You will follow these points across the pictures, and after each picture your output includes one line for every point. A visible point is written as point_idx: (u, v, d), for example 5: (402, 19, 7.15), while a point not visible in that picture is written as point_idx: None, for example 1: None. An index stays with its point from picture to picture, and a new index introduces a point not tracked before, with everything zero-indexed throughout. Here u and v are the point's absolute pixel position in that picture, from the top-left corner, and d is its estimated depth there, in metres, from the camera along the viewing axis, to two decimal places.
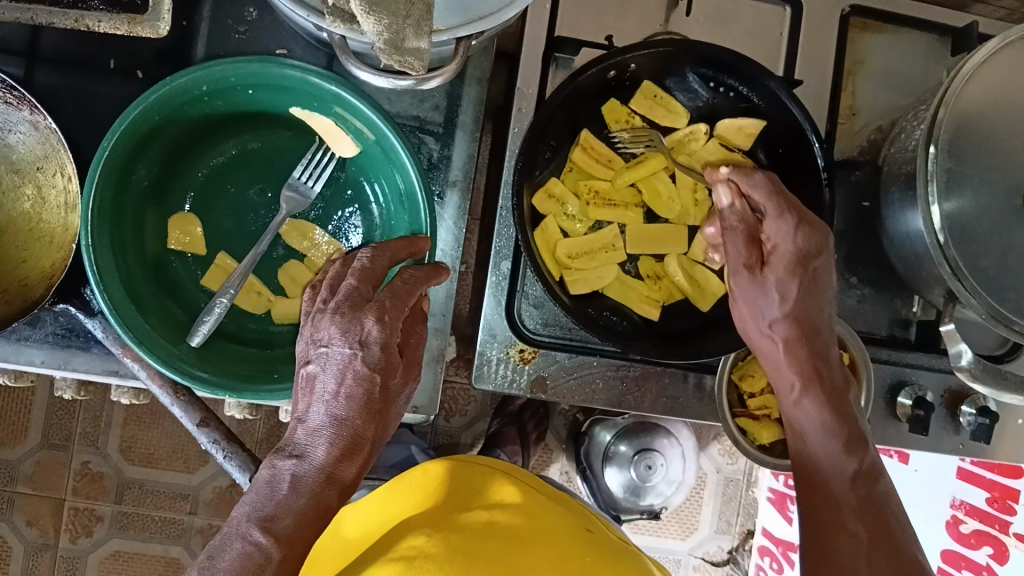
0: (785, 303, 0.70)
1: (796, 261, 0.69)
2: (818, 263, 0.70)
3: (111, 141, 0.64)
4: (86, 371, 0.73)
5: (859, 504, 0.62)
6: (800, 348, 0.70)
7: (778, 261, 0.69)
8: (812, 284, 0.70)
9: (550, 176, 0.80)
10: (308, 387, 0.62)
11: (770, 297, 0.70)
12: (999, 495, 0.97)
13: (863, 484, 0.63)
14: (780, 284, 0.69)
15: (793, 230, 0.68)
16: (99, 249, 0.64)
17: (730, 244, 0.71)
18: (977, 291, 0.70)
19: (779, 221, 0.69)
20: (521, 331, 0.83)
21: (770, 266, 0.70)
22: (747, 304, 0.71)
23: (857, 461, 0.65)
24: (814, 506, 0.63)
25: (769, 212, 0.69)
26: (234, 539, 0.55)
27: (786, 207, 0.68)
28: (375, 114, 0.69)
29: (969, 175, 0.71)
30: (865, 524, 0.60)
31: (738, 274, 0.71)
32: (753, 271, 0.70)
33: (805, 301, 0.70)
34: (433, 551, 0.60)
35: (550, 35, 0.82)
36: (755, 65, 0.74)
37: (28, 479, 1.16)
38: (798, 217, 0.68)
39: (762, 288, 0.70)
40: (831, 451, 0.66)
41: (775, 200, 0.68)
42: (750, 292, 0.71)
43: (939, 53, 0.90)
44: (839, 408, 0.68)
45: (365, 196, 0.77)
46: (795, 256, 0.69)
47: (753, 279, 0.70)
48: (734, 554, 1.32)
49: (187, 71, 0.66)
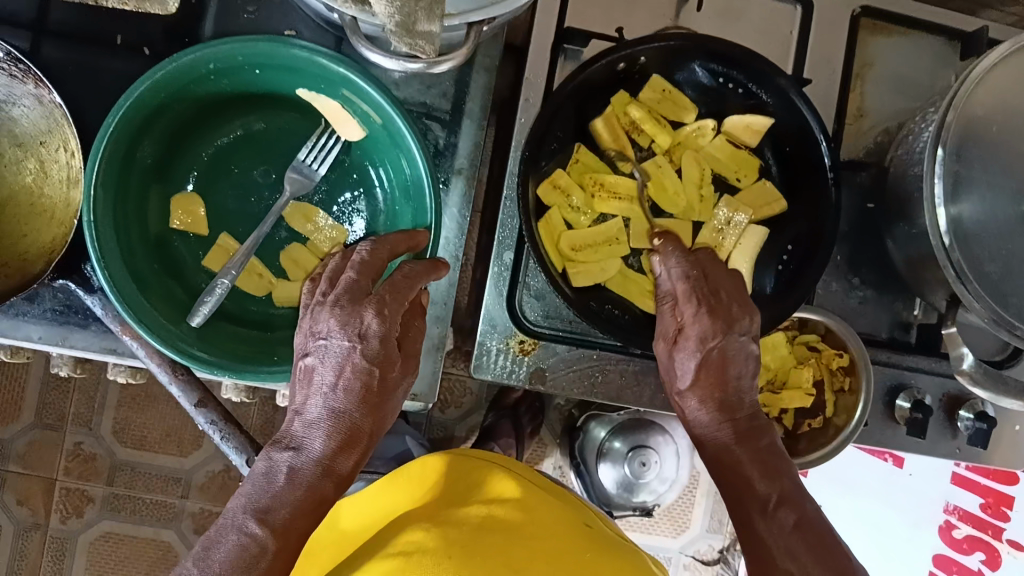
0: (694, 383, 0.65)
1: (699, 344, 0.65)
2: (726, 344, 0.65)
3: (116, 118, 0.64)
4: (84, 349, 0.73)
5: (791, 536, 0.57)
6: (709, 416, 0.65)
7: (684, 341, 0.66)
8: (720, 366, 0.65)
9: (556, 167, 0.80)
10: (305, 380, 0.62)
11: (680, 370, 0.67)
12: (993, 502, 0.99)
13: (789, 510, 0.59)
14: (686, 364, 0.66)
15: (697, 314, 0.66)
16: (101, 225, 0.64)
17: (662, 311, 0.70)
18: (981, 295, 0.70)
19: (685, 306, 0.66)
20: (522, 322, 0.82)
21: (681, 346, 0.66)
22: (665, 369, 0.69)
23: (776, 488, 0.60)
24: (754, 555, 0.58)
25: (680, 293, 0.67)
26: (230, 532, 0.54)
27: (693, 293, 0.66)
28: (382, 98, 0.68)
29: (976, 180, 0.71)
30: (798, 558, 0.56)
31: (662, 345, 0.69)
32: (675, 344, 0.67)
33: (714, 378, 0.65)
34: (431, 546, 0.60)
35: (559, 26, 0.82)
36: (765, 62, 0.74)
37: (19, 458, 1.15)
38: (705, 303, 0.66)
39: (685, 365, 0.66)
40: (754, 484, 0.60)
41: (685, 284, 0.67)
42: (667, 361, 0.69)
43: (949, 58, 0.90)
44: (757, 452, 0.62)
45: (370, 179, 0.77)
46: (699, 338, 0.65)
47: (666, 349, 0.69)
48: (724, 554, 1.32)
49: (194, 48, 0.65)
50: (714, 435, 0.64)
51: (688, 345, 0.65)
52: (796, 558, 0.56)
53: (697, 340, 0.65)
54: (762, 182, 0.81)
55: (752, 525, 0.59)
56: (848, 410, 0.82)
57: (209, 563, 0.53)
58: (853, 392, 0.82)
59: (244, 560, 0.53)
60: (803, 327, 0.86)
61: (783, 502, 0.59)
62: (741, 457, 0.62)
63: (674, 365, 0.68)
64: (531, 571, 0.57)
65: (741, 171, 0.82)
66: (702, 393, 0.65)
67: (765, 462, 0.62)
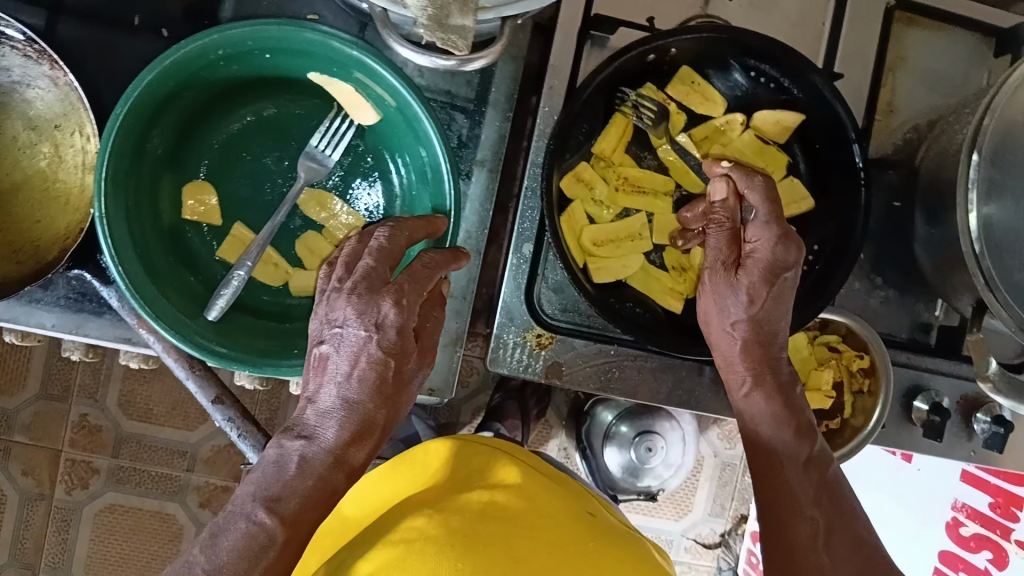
0: (748, 305, 0.67)
1: (767, 269, 0.66)
2: (787, 276, 0.67)
3: (125, 109, 0.62)
4: (98, 337, 0.72)
5: (804, 467, 0.64)
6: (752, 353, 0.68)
7: (753, 266, 0.67)
8: (781, 295, 0.67)
9: (580, 160, 0.78)
10: (319, 367, 0.61)
11: (736, 298, 0.67)
12: (1002, 501, 0.97)
13: (806, 442, 0.65)
14: (752, 289, 0.67)
15: (773, 240, 0.66)
16: (115, 219, 0.62)
17: (709, 236, 0.70)
18: (1009, 304, 0.69)
19: (763, 229, 0.66)
20: (540, 315, 0.81)
21: (743, 270, 0.67)
22: (716, 301, 0.69)
23: (795, 422, 0.66)
24: (775, 500, 0.62)
25: (757, 216, 0.66)
26: (238, 519, 0.53)
27: (775, 216, 0.65)
28: (398, 82, 0.66)
29: (1010, 186, 0.69)
30: (822, 511, 0.61)
31: (716, 269, 0.69)
32: (729, 269, 0.69)
33: (771, 309, 0.68)
34: (432, 534, 0.59)
35: (588, 13, 0.80)
36: (800, 58, 0.72)
37: (25, 429, 1.15)
38: (782, 230, 0.66)
39: (734, 289, 0.68)
40: (773, 419, 0.66)
41: (770, 203, 0.66)
42: (722, 289, 0.69)
43: (984, 55, 0.87)
44: (781, 386, 0.68)
45: (386, 166, 0.76)
46: (768, 265, 0.66)
47: (726, 279, 0.68)
48: (726, 538, 1.32)
49: (204, 34, 0.63)
50: (738, 371, 0.69)
51: (749, 266, 0.67)
52: (807, 485, 0.62)
53: (761, 259, 0.66)
54: (791, 179, 0.80)
55: (775, 452, 0.65)
56: (866, 411, 0.81)
57: (217, 551, 0.52)
58: (870, 395, 0.81)
59: (252, 551, 0.52)
60: (824, 329, 0.85)
61: (812, 461, 0.64)
62: (764, 379, 0.68)
63: (722, 287, 0.69)
64: (533, 563, 0.57)
65: (768, 167, 0.80)
66: (758, 314, 0.67)
67: (780, 398, 0.67)
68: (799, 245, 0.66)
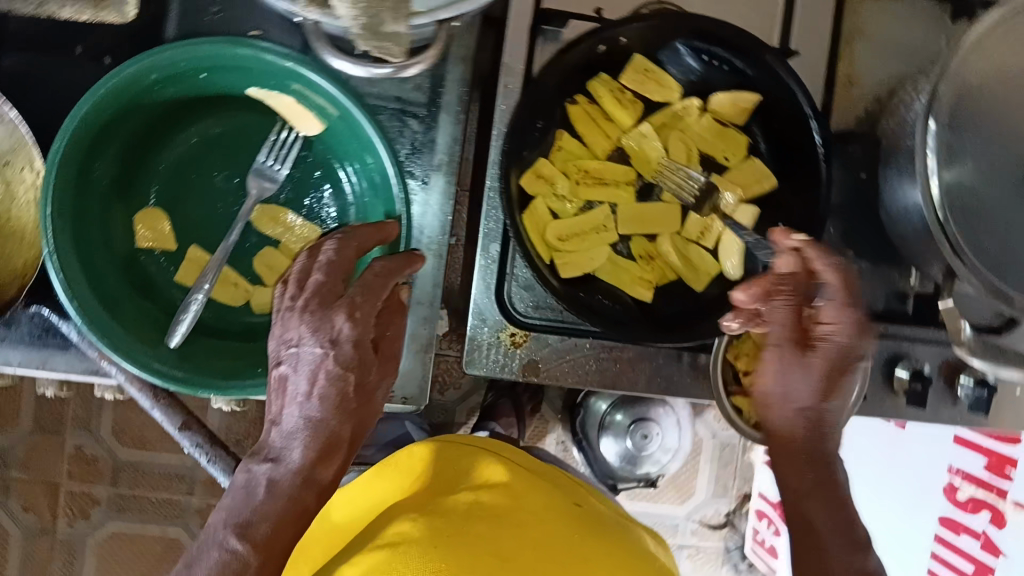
0: (814, 388, 0.65)
1: (843, 349, 0.64)
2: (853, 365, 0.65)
3: (63, 143, 0.62)
4: (66, 371, 0.72)
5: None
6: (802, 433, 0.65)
7: (826, 346, 0.64)
8: (836, 379, 0.65)
9: (538, 156, 0.78)
10: (280, 390, 0.60)
11: (800, 380, 0.65)
12: (995, 462, 0.96)
13: (856, 552, 0.59)
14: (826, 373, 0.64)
15: (844, 318, 0.63)
16: (64, 253, 0.62)
17: (776, 309, 0.65)
18: (977, 269, 0.68)
19: (841, 312, 0.62)
20: (511, 313, 0.82)
21: (814, 350, 0.64)
22: (778, 375, 0.66)
23: (844, 522, 0.61)
24: None
25: (833, 294, 0.62)
26: (210, 548, 0.53)
27: (852, 299, 0.62)
28: (336, 89, 0.66)
29: (967, 149, 0.70)
30: None
31: (783, 346, 0.65)
32: (798, 347, 0.65)
33: (829, 390, 0.65)
34: (417, 535, 0.58)
35: (536, 7, 0.80)
36: (748, 37, 0.72)
37: (22, 464, 1.15)
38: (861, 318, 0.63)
39: (803, 369, 0.65)
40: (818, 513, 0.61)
41: (843, 285, 0.62)
42: (788, 368, 0.66)
43: (941, 19, 0.87)
44: (827, 483, 0.63)
45: (336, 175, 0.75)
46: (842, 347, 0.64)
47: (797, 359, 0.65)
48: (730, 517, 1.32)
49: (136, 59, 0.63)
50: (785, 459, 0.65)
51: (824, 348, 0.64)
52: None
53: (836, 343, 0.64)
54: (752, 159, 0.79)
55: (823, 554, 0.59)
56: None
57: None
58: None
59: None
60: None
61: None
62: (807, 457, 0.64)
63: (788, 365, 0.65)
64: (521, 562, 0.57)
65: (729, 150, 0.80)
66: (827, 402, 0.65)
67: (832, 494, 0.63)
68: (871, 335, 0.64)
